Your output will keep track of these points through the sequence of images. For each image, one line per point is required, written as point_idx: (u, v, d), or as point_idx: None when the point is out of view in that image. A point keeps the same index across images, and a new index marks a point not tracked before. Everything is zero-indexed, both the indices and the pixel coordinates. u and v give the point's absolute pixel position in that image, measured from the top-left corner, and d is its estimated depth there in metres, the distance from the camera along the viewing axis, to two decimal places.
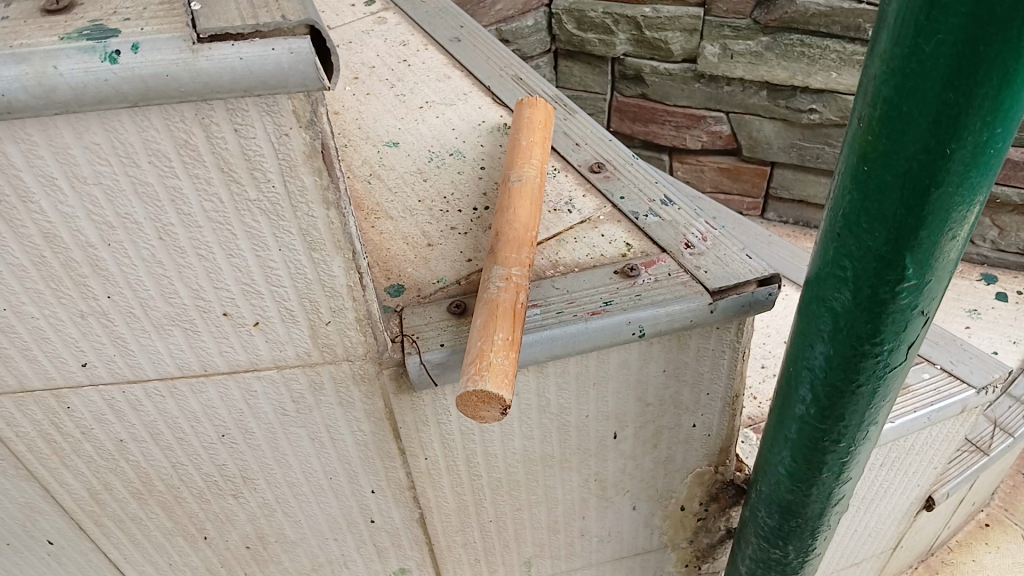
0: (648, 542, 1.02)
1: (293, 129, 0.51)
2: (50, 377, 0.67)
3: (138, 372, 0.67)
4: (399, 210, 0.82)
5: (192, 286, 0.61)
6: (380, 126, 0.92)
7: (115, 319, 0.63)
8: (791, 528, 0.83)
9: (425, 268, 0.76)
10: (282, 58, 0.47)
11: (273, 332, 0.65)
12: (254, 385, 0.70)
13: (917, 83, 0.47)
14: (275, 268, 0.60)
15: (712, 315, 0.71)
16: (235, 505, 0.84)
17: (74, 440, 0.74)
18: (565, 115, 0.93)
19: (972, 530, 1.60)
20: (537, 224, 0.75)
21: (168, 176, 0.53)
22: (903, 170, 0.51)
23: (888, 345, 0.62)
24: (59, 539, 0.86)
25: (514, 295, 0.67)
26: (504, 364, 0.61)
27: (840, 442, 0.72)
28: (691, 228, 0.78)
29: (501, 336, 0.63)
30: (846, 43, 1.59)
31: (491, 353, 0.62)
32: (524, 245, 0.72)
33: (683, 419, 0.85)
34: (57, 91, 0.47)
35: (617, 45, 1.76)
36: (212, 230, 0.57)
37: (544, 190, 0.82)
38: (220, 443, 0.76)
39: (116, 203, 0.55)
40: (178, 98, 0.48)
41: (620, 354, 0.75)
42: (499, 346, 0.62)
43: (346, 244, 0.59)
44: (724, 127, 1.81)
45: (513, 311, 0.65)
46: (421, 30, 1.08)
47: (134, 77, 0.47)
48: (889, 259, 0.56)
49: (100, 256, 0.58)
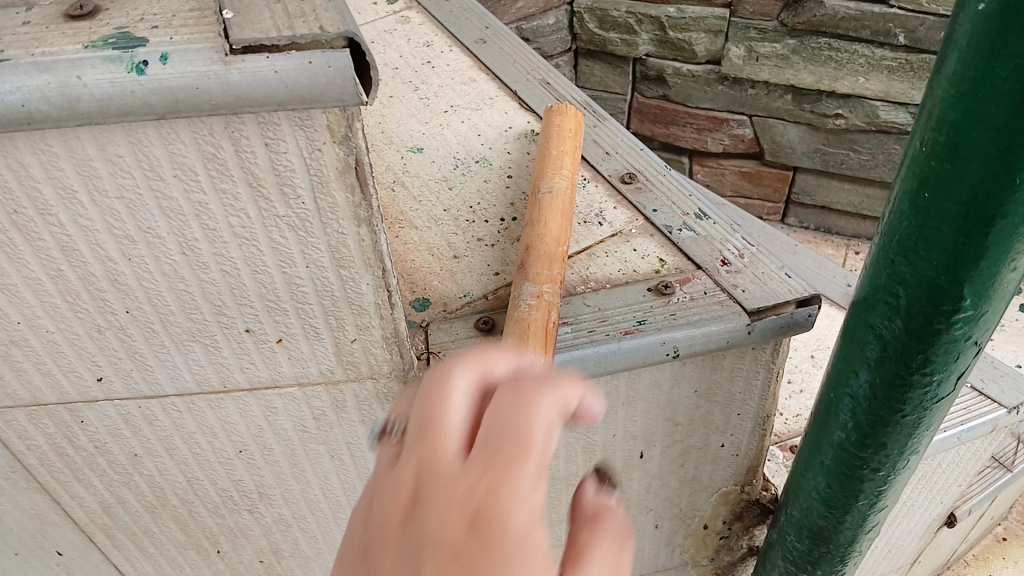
0: (669, 559, 1.00)
1: (326, 144, 0.49)
2: (64, 391, 0.65)
3: (156, 388, 0.65)
4: (424, 220, 0.79)
5: (214, 302, 0.58)
6: (404, 131, 0.89)
7: (134, 334, 0.60)
8: (821, 553, 0.81)
9: (452, 281, 0.73)
10: (319, 71, 0.44)
11: (296, 349, 0.63)
12: (275, 402, 0.68)
13: (989, 108, 0.44)
14: (301, 285, 0.58)
15: (749, 336, 0.69)
16: (250, 520, 0.82)
17: (87, 453, 0.72)
18: (595, 121, 0.89)
19: (990, 544, 1.58)
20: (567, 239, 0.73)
21: (193, 191, 0.51)
22: (968, 198, 0.48)
23: (937, 376, 0.59)
24: (69, 550, 0.84)
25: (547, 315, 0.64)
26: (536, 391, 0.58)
27: (879, 471, 0.69)
28: (728, 244, 0.75)
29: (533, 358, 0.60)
30: (874, 47, 1.56)
31: None
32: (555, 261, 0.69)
33: (713, 439, 0.83)
34: (80, 103, 0.45)
35: (639, 45, 1.73)
36: (237, 246, 0.55)
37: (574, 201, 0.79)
38: (237, 459, 0.74)
39: (138, 217, 0.52)
40: (208, 111, 0.45)
41: (652, 374, 0.72)
42: None
43: (376, 262, 0.57)
44: (746, 130, 1.78)
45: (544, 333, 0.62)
46: (445, 30, 1.05)
47: (162, 89, 0.44)
48: (945, 289, 0.53)
49: (119, 270, 0.55)
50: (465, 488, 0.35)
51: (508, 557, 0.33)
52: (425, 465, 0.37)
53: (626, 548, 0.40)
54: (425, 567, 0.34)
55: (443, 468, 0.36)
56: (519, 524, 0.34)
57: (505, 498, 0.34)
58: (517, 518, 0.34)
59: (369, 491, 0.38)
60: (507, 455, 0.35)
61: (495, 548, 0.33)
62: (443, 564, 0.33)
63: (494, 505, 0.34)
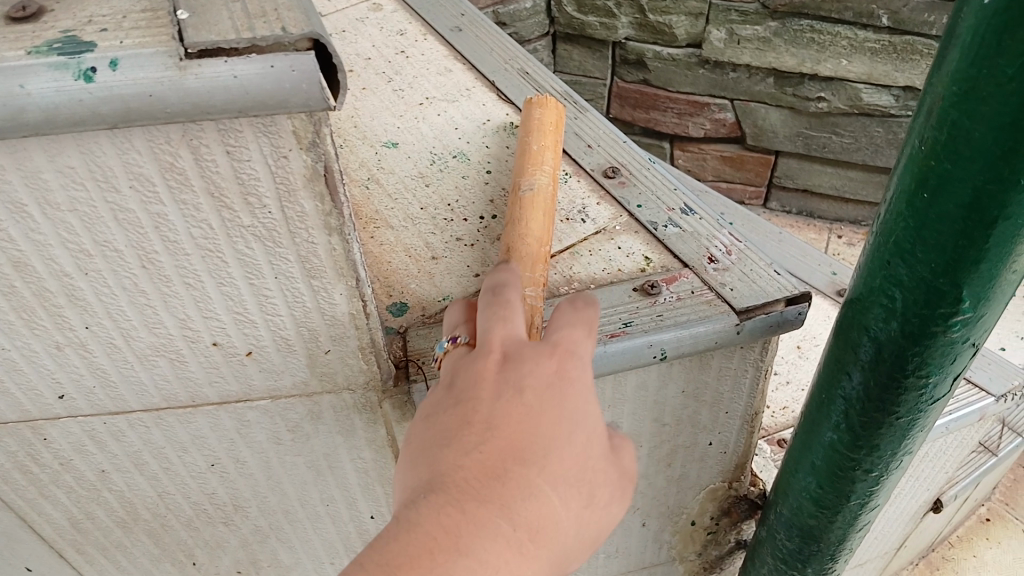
0: (657, 556, 0.98)
1: (293, 151, 0.46)
2: (24, 409, 0.62)
3: (121, 404, 0.62)
4: (400, 219, 0.76)
5: (179, 315, 0.55)
6: (378, 125, 0.86)
7: (95, 350, 0.57)
8: (811, 552, 0.79)
9: (430, 284, 0.70)
10: (283, 76, 0.41)
11: (268, 361, 0.60)
12: (247, 415, 0.65)
13: (994, 107, 0.42)
14: (271, 296, 0.55)
15: (738, 336, 0.67)
16: (226, 532, 0.79)
17: (52, 470, 0.69)
18: (576, 113, 0.87)
19: (973, 525, 1.58)
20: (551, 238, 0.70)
21: (151, 203, 0.48)
22: (970, 200, 0.46)
23: (932, 379, 0.57)
24: (38, 566, 0.82)
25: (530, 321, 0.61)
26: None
27: (871, 472, 0.67)
28: (715, 241, 0.73)
29: None
30: (857, 29, 1.54)
31: None
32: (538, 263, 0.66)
33: (700, 437, 0.81)
34: (25, 114, 0.41)
35: (618, 28, 1.70)
36: (200, 258, 0.52)
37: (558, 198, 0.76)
38: (210, 472, 0.71)
39: (93, 230, 0.49)
40: (164, 119, 0.42)
41: (638, 376, 0.70)
42: None
43: (350, 271, 0.54)
44: (728, 114, 1.76)
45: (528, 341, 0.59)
46: (419, 18, 1.01)
47: (114, 98, 0.41)
48: (944, 292, 0.51)
49: (76, 285, 0.52)
50: (541, 375, 0.50)
51: (567, 425, 0.49)
52: (506, 342, 0.52)
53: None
54: (505, 422, 0.48)
55: (529, 346, 0.52)
56: (578, 406, 0.50)
57: (571, 391, 0.50)
58: (576, 403, 0.50)
59: (453, 371, 0.52)
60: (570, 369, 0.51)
61: (561, 416, 0.49)
62: (521, 422, 0.48)
63: (565, 393, 0.50)
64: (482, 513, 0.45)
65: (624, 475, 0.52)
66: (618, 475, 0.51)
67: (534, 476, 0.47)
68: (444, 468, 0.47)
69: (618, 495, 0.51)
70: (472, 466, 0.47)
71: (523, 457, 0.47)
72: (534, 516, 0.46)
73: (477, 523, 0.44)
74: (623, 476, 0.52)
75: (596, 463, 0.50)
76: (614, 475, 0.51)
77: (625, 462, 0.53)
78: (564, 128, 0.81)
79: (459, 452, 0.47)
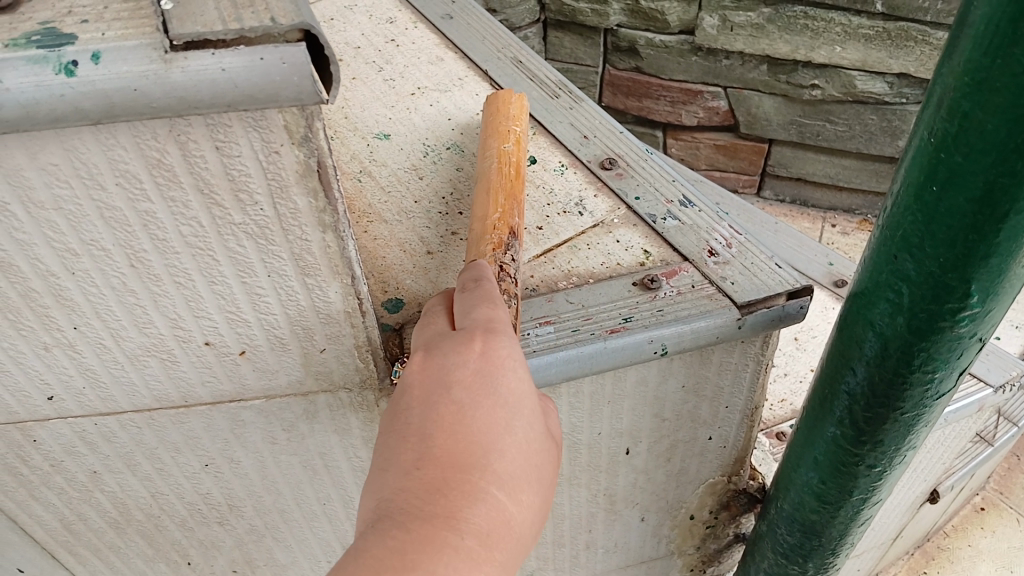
0: (655, 550, 0.98)
1: (284, 145, 0.44)
2: (12, 411, 0.61)
3: (112, 405, 0.61)
4: (394, 212, 0.74)
5: (170, 314, 0.54)
6: (369, 115, 0.84)
7: (84, 350, 0.56)
8: (813, 546, 0.78)
9: (425, 279, 0.69)
10: (273, 69, 0.39)
11: (261, 361, 0.59)
12: (241, 415, 0.64)
13: (1008, 98, 0.41)
14: (263, 295, 0.53)
15: (740, 330, 0.65)
16: (221, 532, 0.78)
17: (42, 472, 0.68)
18: (571, 103, 0.85)
19: (968, 514, 1.58)
20: (507, 203, 0.66)
21: (139, 200, 0.46)
22: (981, 194, 0.44)
23: (938, 374, 0.56)
24: (30, 568, 0.81)
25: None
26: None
27: (874, 467, 0.66)
28: (715, 234, 0.72)
29: None
30: (851, 16, 1.53)
31: None
32: (498, 237, 0.63)
33: (700, 432, 0.80)
34: (2, 109, 0.39)
35: (610, 15, 1.68)
36: (191, 257, 0.50)
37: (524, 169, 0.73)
38: (203, 473, 0.70)
39: (79, 229, 0.48)
40: (150, 115, 0.40)
41: (638, 371, 0.69)
42: None
43: (344, 269, 0.53)
44: (721, 102, 1.74)
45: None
46: (409, 6, 0.99)
47: (97, 92, 0.39)
48: (952, 286, 0.49)
49: (63, 285, 0.51)
50: (468, 366, 0.51)
51: (502, 419, 0.50)
52: (430, 339, 0.54)
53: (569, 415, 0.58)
54: (438, 427, 0.49)
55: (449, 340, 0.53)
56: (510, 396, 0.50)
57: (498, 375, 0.50)
58: (505, 387, 0.51)
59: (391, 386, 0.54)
60: (499, 358, 0.51)
61: (493, 405, 0.50)
62: (455, 426, 0.49)
63: (490, 378, 0.50)
64: (433, 528, 0.44)
65: (555, 462, 0.53)
66: (553, 467, 0.53)
67: (478, 480, 0.47)
68: (389, 492, 0.47)
69: (550, 490, 0.52)
70: (414, 487, 0.46)
71: (465, 462, 0.47)
72: (486, 521, 0.46)
73: (430, 539, 0.43)
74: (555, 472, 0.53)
75: (537, 453, 0.51)
76: (552, 466, 0.52)
77: (556, 460, 0.53)
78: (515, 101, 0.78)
79: (400, 472, 0.47)
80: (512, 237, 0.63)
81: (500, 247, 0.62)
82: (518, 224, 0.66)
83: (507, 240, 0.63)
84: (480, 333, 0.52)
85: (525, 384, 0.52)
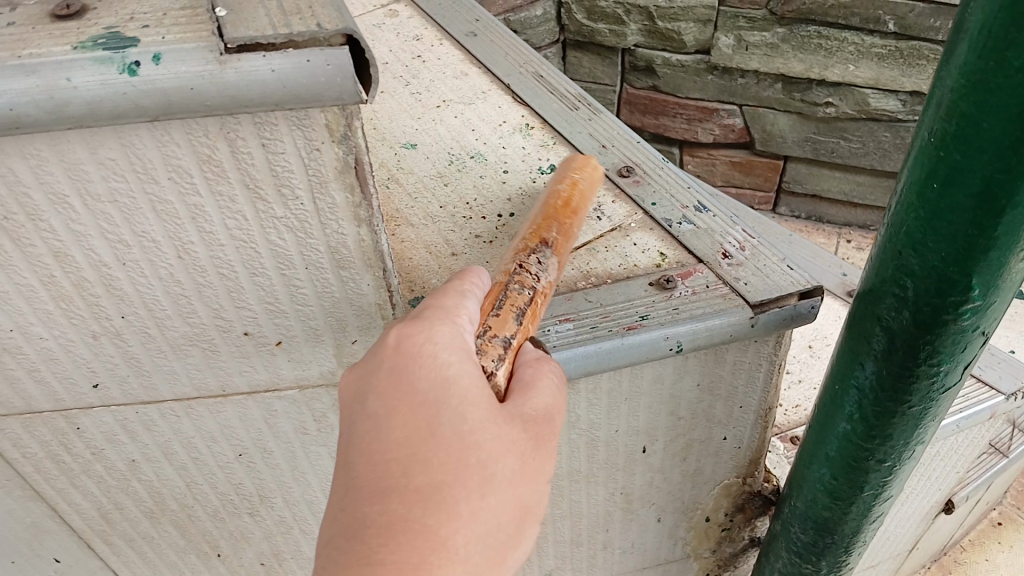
0: (671, 553, 1.00)
1: (325, 143, 0.48)
2: (60, 398, 0.65)
3: (154, 393, 0.65)
4: (420, 217, 0.78)
5: (212, 305, 0.57)
6: (397, 127, 0.88)
7: (130, 339, 0.60)
8: (826, 545, 0.80)
9: (450, 279, 0.72)
10: (318, 70, 0.43)
11: (296, 351, 0.62)
12: (275, 405, 0.68)
13: (1002, 99, 0.43)
14: (300, 286, 0.57)
15: (753, 329, 0.68)
16: (252, 523, 0.83)
17: (84, 460, 0.72)
18: (590, 114, 0.88)
19: (984, 528, 1.58)
20: (543, 220, 0.68)
21: (189, 194, 0.50)
22: (980, 189, 0.47)
23: (943, 367, 0.58)
24: (67, 557, 0.85)
25: (502, 284, 0.58)
26: (489, 342, 0.53)
27: (884, 462, 0.68)
28: (729, 237, 0.74)
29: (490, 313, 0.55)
30: (864, 35, 1.56)
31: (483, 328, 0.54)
32: (526, 245, 0.64)
33: (715, 432, 0.82)
34: (70, 106, 0.43)
35: (628, 35, 1.72)
36: (234, 249, 0.54)
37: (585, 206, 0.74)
38: (237, 462, 0.74)
39: (132, 221, 0.51)
40: (203, 112, 0.44)
41: (654, 369, 0.71)
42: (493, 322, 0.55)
43: (377, 262, 0.56)
44: (737, 120, 1.78)
45: (493, 297, 0.57)
46: (435, 24, 1.03)
47: (156, 91, 0.43)
48: (955, 279, 0.52)
49: (114, 275, 0.55)
50: (384, 369, 0.49)
51: (428, 419, 0.48)
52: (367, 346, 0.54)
53: (561, 386, 0.53)
54: (362, 449, 0.48)
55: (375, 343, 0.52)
56: (435, 390, 0.48)
57: (416, 374, 0.49)
58: (427, 385, 0.49)
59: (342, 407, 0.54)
60: (415, 351, 0.49)
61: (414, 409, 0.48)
62: (376, 444, 0.48)
63: (409, 380, 0.49)
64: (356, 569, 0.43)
65: (523, 445, 0.49)
66: (521, 452, 0.49)
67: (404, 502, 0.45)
68: (323, 536, 0.46)
69: (520, 479, 0.49)
70: (340, 526, 0.45)
71: (389, 485, 0.46)
72: (416, 546, 0.44)
73: None
74: (525, 456, 0.49)
75: (484, 442, 0.47)
76: (514, 450, 0.49)
77: (525, 442, 0.49)
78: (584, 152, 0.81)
79: (332, 510, 0.47)
80: (542, 244, 0.64)
81: (525, 251, 0.63)
82: (556, 238, 0.66)
83: (534, 246, 0.64)
84: (395, 330, 0.50)
85: (454, 371, 0.49)
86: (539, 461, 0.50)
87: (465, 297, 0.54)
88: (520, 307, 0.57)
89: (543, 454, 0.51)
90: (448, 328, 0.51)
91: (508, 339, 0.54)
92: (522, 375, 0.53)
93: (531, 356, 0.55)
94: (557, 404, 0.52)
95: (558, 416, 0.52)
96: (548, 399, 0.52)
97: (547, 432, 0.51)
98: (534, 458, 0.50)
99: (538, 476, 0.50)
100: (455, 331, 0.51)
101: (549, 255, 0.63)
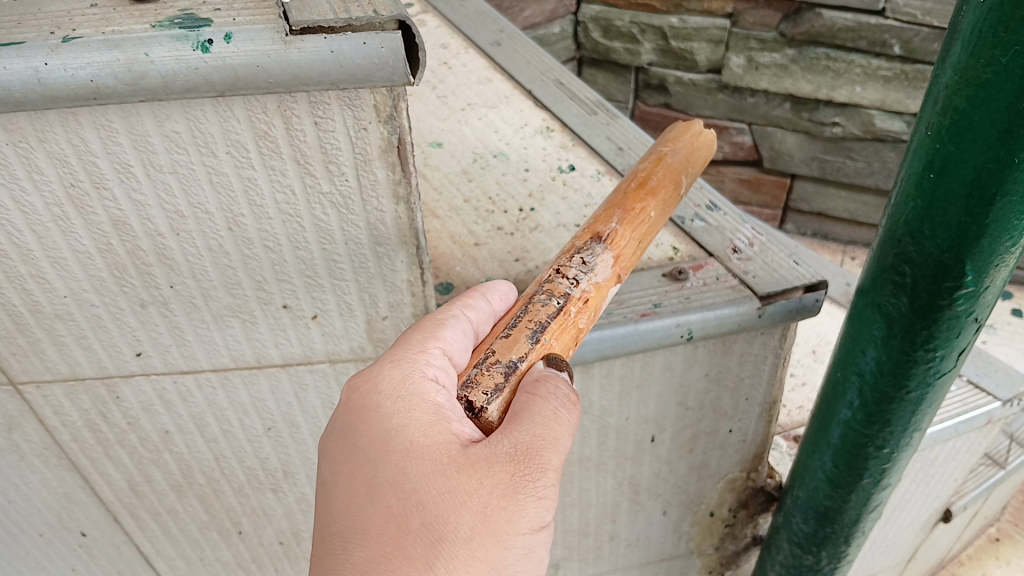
0: (676, 548, 1.03)
1: (372, 123, 0.52)
2: (103, 365, 0.68)
3: (193, 363, 0.69)
4: (445, 210, 0.82)
5: (256, 276, 0.61)
6: (424, 127, 0.93)
7: (176, 309, 0.64)
8: (827, 535, 0.83)
9: (474, 267, 0.76)
10: (373, 52, 0.47)
11: (330, 325, 0.66)
12: (306, 378, 0.71)
13: (993, 94, 0.47)
14: (340, 262, 0.61)
15: (760, 320, 0.72)
16: (274, 500, 0.86)
17: (119, 430, 0.76)
18: (608, 120, 0.92)
19: (983, 544, 1.60)
20: (609, 208, 0.64)
21: (243, 167, 0.54)
22: (971, 178, 0.51)
23: (940, 353, 0.62)
24: (93, 531, 0.89)
25: (529, 297, 0.57)
26: (487, 370, 0.53)
27: (884, 449, 0.72)
28: (738, 234, 0.79)
29: (498, 338, 0.55)
30: (870, 57, 1.61)
31: (483, 353, 0.54)
32: (574, 245, 0.60)
33: (721, 424, 0.86)
34: (147, 78, 0.47)
35: (642, 54, 1.78)
36: (281, 223, 0.58)
37: (673, 190, 0.67)
38: (265, 436, 0.78)
39: (189, 192, 0.55)
40: (266, 89, 0.48)
41: (666, 357, 0.75)
42: (498, 348, 0.54)
43: (411, 240, 0.60)
44: (746, 138, 1.83)
45: (513, 314, 0.56)
46: (461, 33, 1.08)
47: (224, 67, 0.47)
48: (950, 267, 0.56)
49: (167, 244, 0.59)
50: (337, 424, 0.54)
51: (374, 476, 0.51)
52: None
53: (557, 413, 0.51)
54: (324, 503, 0.53)
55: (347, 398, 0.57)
56: (381, 442, 0.52)
57: (360, 424, 0.53)
58: (372, 433, 0.53)
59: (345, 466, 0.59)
60: (363, 403, 0.54)
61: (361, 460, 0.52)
62: (335, 497, 0.52)
63: (357, 430, 0.53)
64: None
65: (482, 495, 0.49)
66: (482, 499, 0.49)
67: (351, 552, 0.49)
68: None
69: (482, 536, 0.49)
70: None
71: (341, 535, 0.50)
72: None
73: None
74: (488, 507, 0.49)
75: (426, 500, 0.49)
76: (469, 502, 0.49)
77: (485, 491, 0.49)
78: (695, 124, 0.73)
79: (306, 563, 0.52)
80: (593, 241, 0.60)
81: (570, 253, 0.60)
82: (612, 231, 0.61)
83: (583, 244, 0.60)
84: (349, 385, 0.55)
85: (400, 421, 0.52)
86: (512, 506, 0.50)
87: (438, 329, 0.57)
88: (541, 321, 0.55)
89: (516, 498, 0.50)
90: (394, 372, 0.54)
91: (511, 364, 0.53)
92: (513, 405, 0.52)
93: (533, 377, 0.53)
94: (544, 435, 0.51)
95: (540, 448, 0.50)
96: (531, 432, 0.50)
97: (521, 471, 0.50)
98: (502, 506, 0.49)
99: (515, 526, 0.50)
100: (404, 374, 0.54)
101: (600, 251, 0.60)
